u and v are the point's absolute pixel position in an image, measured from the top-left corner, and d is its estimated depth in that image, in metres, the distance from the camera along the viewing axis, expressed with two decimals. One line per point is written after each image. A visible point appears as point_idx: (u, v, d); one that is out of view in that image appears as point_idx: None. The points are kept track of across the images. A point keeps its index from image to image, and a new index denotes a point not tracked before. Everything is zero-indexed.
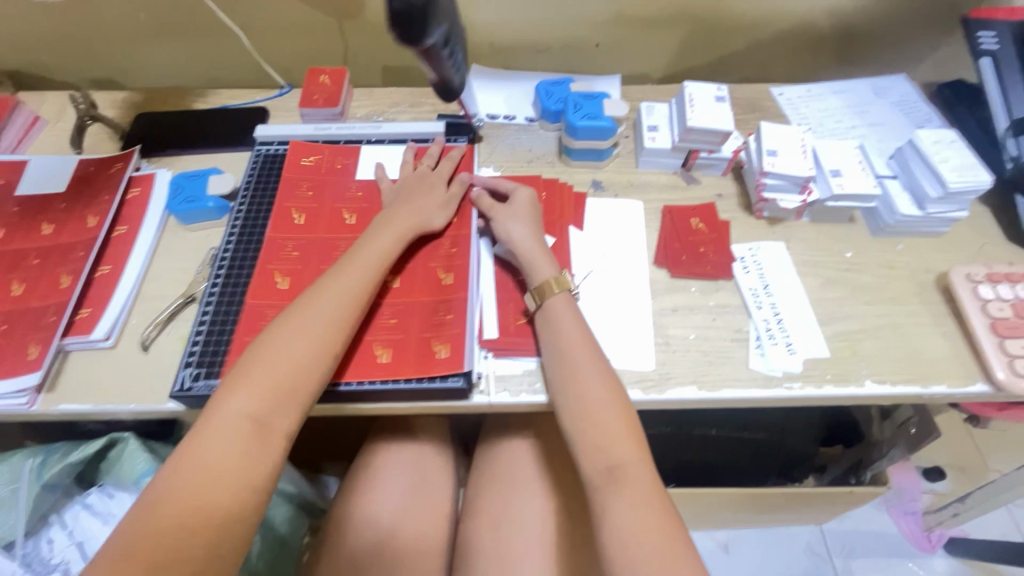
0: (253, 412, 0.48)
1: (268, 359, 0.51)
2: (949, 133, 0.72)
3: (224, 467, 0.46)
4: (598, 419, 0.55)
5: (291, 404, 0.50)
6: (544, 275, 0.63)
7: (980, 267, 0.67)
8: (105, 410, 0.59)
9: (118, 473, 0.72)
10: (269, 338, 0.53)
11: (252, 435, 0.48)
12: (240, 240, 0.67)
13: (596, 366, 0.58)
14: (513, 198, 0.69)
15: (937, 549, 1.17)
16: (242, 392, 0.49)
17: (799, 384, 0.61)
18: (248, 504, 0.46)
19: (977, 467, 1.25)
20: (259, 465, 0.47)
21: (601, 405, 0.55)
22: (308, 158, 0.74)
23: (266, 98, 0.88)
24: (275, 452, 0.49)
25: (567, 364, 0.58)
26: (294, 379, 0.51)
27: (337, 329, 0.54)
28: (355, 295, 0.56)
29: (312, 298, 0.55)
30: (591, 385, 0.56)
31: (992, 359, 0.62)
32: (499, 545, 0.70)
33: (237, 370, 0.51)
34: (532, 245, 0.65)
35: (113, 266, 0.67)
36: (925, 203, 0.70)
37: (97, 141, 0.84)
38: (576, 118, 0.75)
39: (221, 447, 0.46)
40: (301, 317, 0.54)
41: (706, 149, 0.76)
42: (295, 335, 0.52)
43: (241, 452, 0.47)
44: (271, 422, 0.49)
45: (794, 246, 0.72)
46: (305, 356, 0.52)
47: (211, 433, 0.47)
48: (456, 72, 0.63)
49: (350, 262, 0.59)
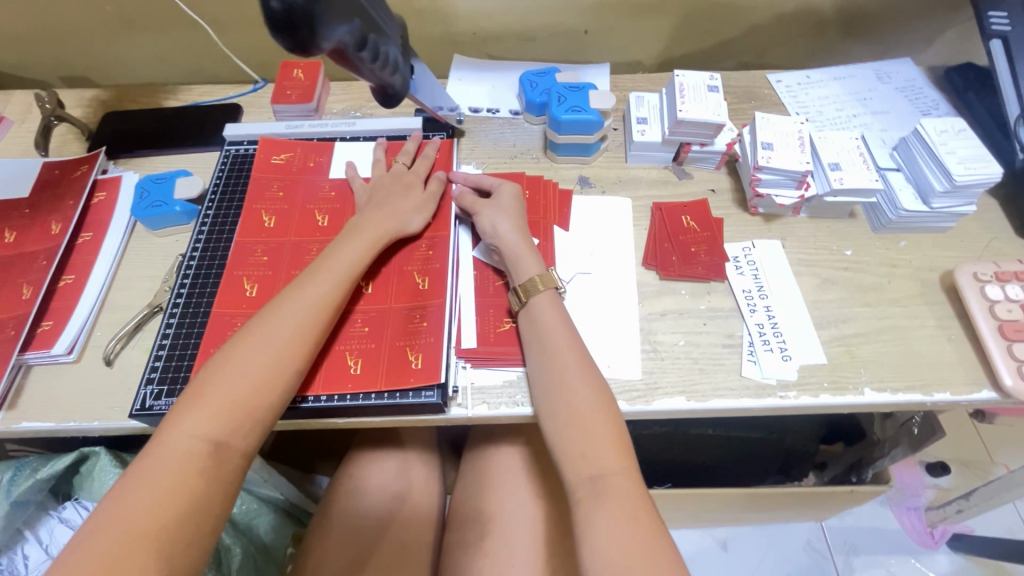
0: (208, 432, 0.45)
1: (225, 375, 0.48)
2: (956, 121, 0.67)
3: (176, 491, 0.43)
4: (584, 427, 0.52)
5: (250, 422, 0.47)
6: (530, 273, 0.60)
7: (988, 265, 0.63)
8: (68, 428, 0.56)
9: (93, 487, 0.71)
10: (227, 352, 0.50)
11: (207, 456, 0.45)
12: (207, 245, 0.64)
13: (584, 370, 0.54)
14: (498, 193, 0.66)
15: (940, 546, 1.15)
16: (200, 407, 0.46)
17: (794, 392, 0.58)
18: (203, 530, 0.43)
19: (982, 461, 1.22)
20: (216, 485, 0.44)
21: (586, 411, 0.52)
22: (278, 156, 0.71)
23: (239, 94, 0.84)
24: (232, 474, 0.46)
25: (553, 368, 0.55)
26: (253, 396, 0.48)
27: (301, 341, 0.51)
28: (322, 305, 0.54)
29: (274, 309, 0.52)
30: (579, 391, 0.53)
31: (1000, 364, 0.58)
32: (486, 558, 0.66)
33: (192, 388, 0.48)
34: (517, 240, 0.61)
35: (77, 275, 0.65)
36: (930, 197, 0.66)
37: (63, 142, 0.81)
38: (559, 111, 0.71)
39: (173, 470, 0.43)
40: (262, 330, 0.51)
41: (698, 143, 0.72)
42: (256, 349, 0.50)
43: (196, 471, 0.44)
44: (228, 442, 0.46)
45: (791, 244, 0.69)
46: (266, 371, 0.49)
47: (163, 455, 0.44)
48: (390, 74, 0.59)
49: (316, 270, 0.56)
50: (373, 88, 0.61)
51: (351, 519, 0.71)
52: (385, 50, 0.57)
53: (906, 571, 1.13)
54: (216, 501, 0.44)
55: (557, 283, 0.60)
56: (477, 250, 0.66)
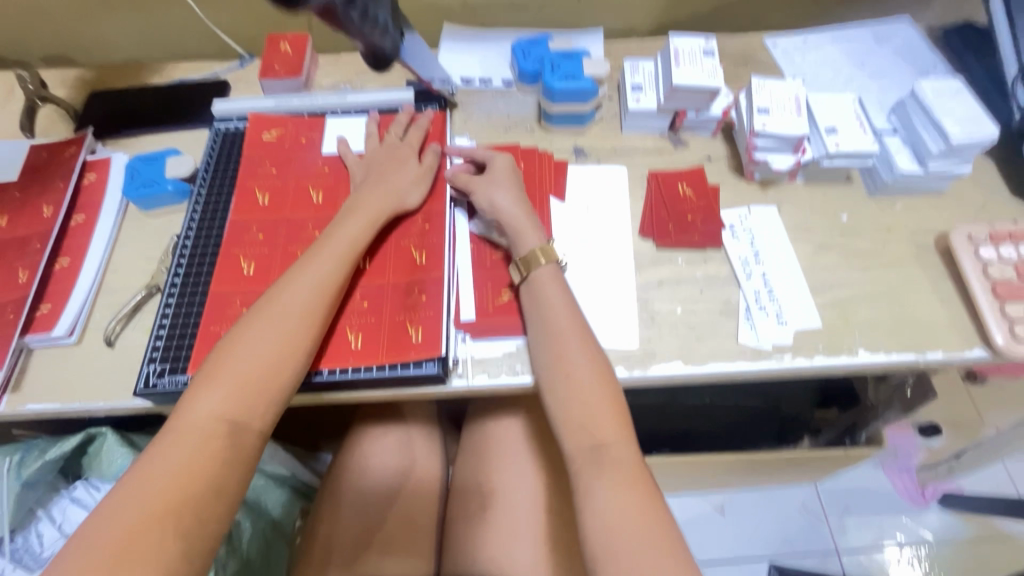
0: (224, 413, 0.46)
1: (236, 356, 0.48)
2: (953, 82, 0.67)
3: (193, 472, 0.43)
4: (584, 405, 0.52)
5: (264, 402, 0.48)
6: (530, 246, 0.60)
7: (982, 226, 0.64)
8: (74, 409, 0.56)
9: (101, 466, 0.73)
10: (237, 334, 0.50)
11: (224, 436, 0.46)
12: (201, 225, 0.64)
13: (587, 348, 0.55)
14: (491, 165, 0.65)
15: (930, 503, 1.18)
16: (216, 388, 0.47)
17: (790, 356, 0.59)
18: (221, 507, 0.44)
19: (973, 422, 1.24)
20: (235, 466, 0.45)
21: (586, 385, 0.53)
22: (270, 132, 0.70)
23: (225, 70, 0.82)
24: (250, 454, 0.47)
25: (555, 345, 0.55)
26: (264, 376, 0.48)
27: (309, 322, 0.51)
28: (326, 284, 0.54)
29: (280, 290, 0.52)
30: (582, 370, 0.53)
31: (991, 323, 0.59)
32: (491, 525, 0.69)
33: (204, 369, 0.48)
34: (516, 211, 0.61)
35: (72, 257, 0.64)
36: (926, 159, 0.66)
37: (48, 124, 0.79)
38: (553, 80, 0.70)
39: (193, 450, 0.44)
40: (270, 311, 0.51)
41: (694, 110, 0.71)
42: (267, 328, 0.50)
43: (214, 452, 0.45)
44: (244, 422, 0.47)
45: (787, 210, 0.69)
46: (276, 351, 0.49)
47: (179, 436, 0.45)
48: (380, 35, 0.58)
49: (320, 248, 0.56)
50: (364, 51, 0.59)
51: (358, 494, 0.72)
52: (373, 10, 0.56)
53: (897, 528, 1.17)
54: (234, 481, 0.45)
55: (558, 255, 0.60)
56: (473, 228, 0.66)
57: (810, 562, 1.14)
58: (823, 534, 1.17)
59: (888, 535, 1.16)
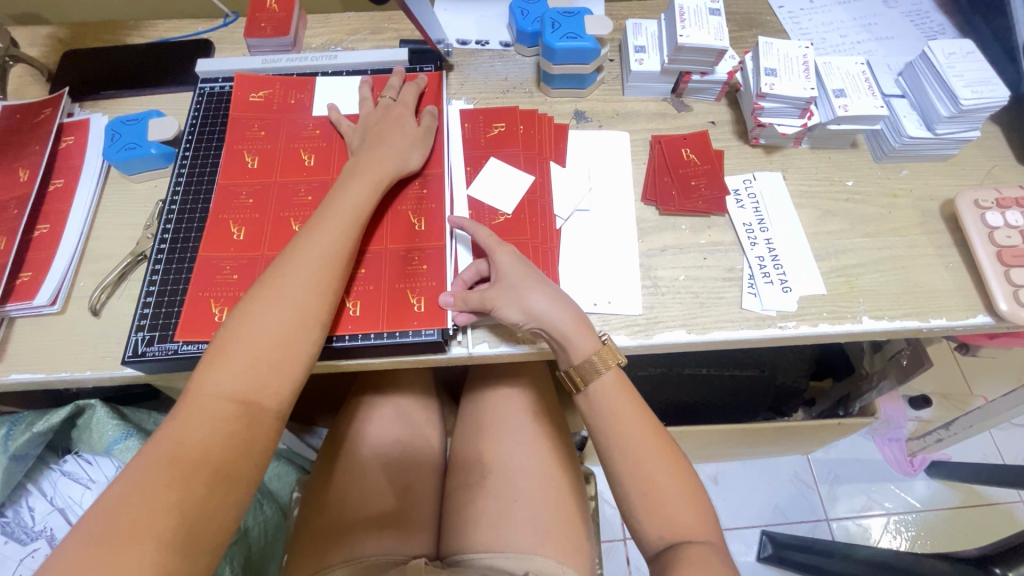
0: (236, 392, 0.43)
1: (247, 331, 0.45)
2: (964, 43, 0.65)
3: (207, 454, 0.40)
4: (668, 507, 0.50)
5: (278, 379, 0.45)
6: (587, 352, 0.54)
7: (989, 192, 0.63)
8: (61, 378, 0.55)
9: (92, 439, 0.72)
10: (245, 307, 0.47)
11: (238, 417, 0.43)
12: (187, 189, 0.61)
13: (662, 449, 0.52)
14: (498, 271, 0.55)
15: (918, 473, 1.21)
16: (226, 364, 0.44)
17: (793, 323, 0.58)
18: (234, 492, 0.41)
19: (962, 393, 1.26)
20: (249, 445, 0.42)
21: (662, 480, 0.51)
22: (257, 92, 0.66)
23: (208, 29, 0.78)
24: (262, 434, 0.44)
25: (631, 451, 0.52)
26: (278, 350, 0.45)
27: (321, 294, 0.48)
28: (334, 253, 0.51)
29: (286, 259, 0.49)
30: (661, 477, 0.51)
31: (995, 289, 0.58)
32: (491, 496, 0.68)
33: (213, 345, 0.45)
34: (563, 307, 0.54)
35: (52, 224, 0.62)
36: (935, 123, 0.65)
37: (21, 84, 0.75)
38: (553, 38, 0.67)
39: (207, 431, 0.41)
40: (278, 283, 0.48)
41: (699, 72, 0.69)
42: (277, 300, 0.47)
43: (229, 433, 0.42)
44: (258, 400, 0.44)
45: (791, 175, 0.67)
46: (288, 325, 0.46)
47: (190, 415, 0.41)
48: None
49: (325, 213, 0.53)
50: None
51: (357, 467, 0.71)
52: None
53: (884, 496, 1.19)
54: (248, 462, 0.42)
55: (602, 344, 0.55)
56: (476, 206, 0.62)
57: (801, 529, 1.17)
58: (814, 503, 1.19)
59: (876, 503, 1.19)
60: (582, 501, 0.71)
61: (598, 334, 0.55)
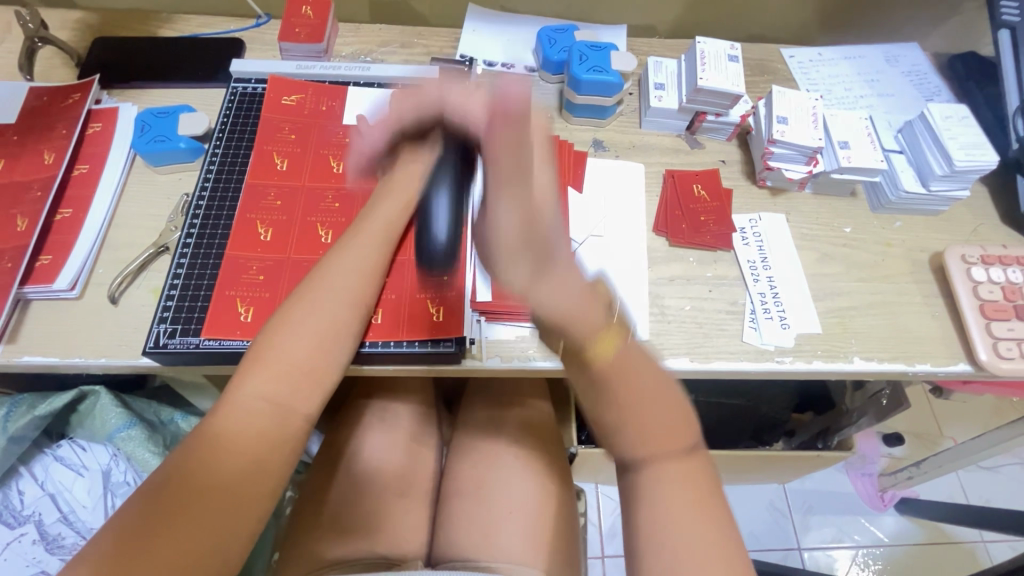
0: (269, 393, 0.45)
1: (286, 338, 0.48)
2: (960, 108, 0.70)
3: (242, 450, 0.43)
4: (652, 441, 0.44)
5: (310, 383, 0.48)
6: (585, 327, 0.41)
7: (975, 248, 0.67)
8: (73, 363, 0.55)
9: (91, 426, 0.72)
10: (282, 315, 0.49)
11: (272, 417, 0.45)
12: (215, 186, 0.62)
13: (651, 392, 0.44)
14: (536, 211, 0.42)
15: (888, 508, 1.25)
16: (262, 369, 0.46)
17: (790, 358, 0.61)
18: (262, 488, 0.43)
19: (933, 434, 1.32)
20: (279, 445, 0.45)
21: (653, 428, 0.44)
22: (290, 97, 0.68)
23: (241, 28, 0.79)
24: (293, 438, 0.46)
25: (623, 396, 0.43)
26: (313, 358, 0.48)
27: (355, 307, 0.51)
28: (367, 268, 0.53)
29: (323, 272, 0.52)
30: (653, 406, 0.44)
31: (977, 340, 0.62)
32: (488, 504, 0.69)
33: (251, 350, 0.47)
34: (567, 297, 0.40)
35: (74, 209, 0.62)
36: (929, 180, 0.69)
37: (49, 66, 0.75)
38: (580, 71, 0.70)
39: (242, 430, 0.43)
40: (315, 294, 0.50)
41: (714, 113, 0.72)
42: (312, 312, 0.49)
43: (264, 432, 0.44)
44: (291, 403, 0.46)
45: (794, 219, 0.71)
46: (323, 334, 0.49)
47: (224, 414, 0.44)
48: None
49: (358, 229, 0.55)
50: None
51: (360, 467, 0.72)
52: None
53: (854, 529, 1.23)
54: (276, 458, 0.44)
55: (608, 322, 0.42)
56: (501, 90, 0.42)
57: (774, 557, 1.20)
58: (788, 531, 1.22)
59: (846, 536, 1.22)
60: (571, 516, 0.73)
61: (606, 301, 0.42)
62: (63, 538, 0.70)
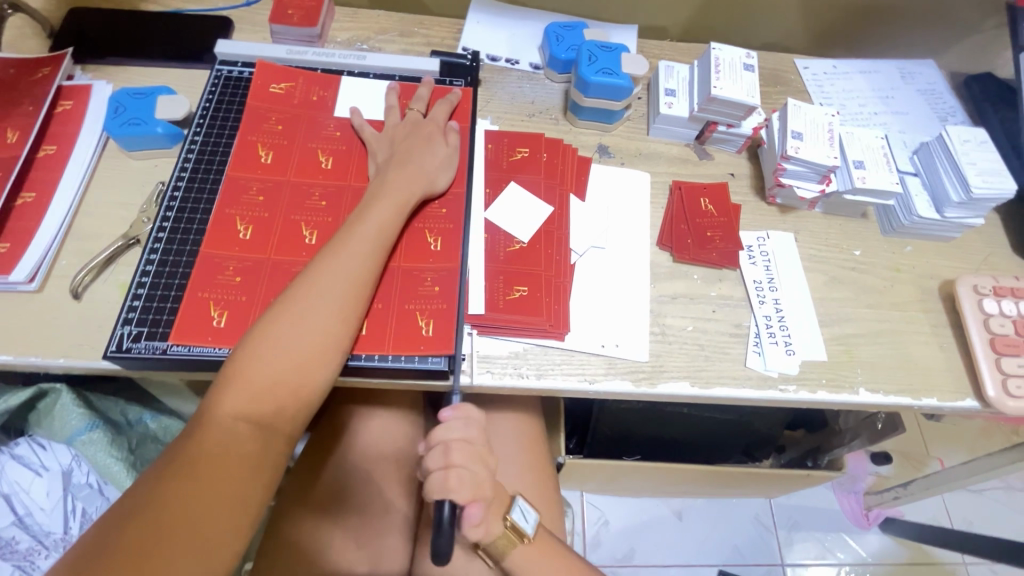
0: (252, 414, 0.43)
1: (268, 353, 0.45)
2: (980, 132, 0.67)
3: (220, 473, 0.40)
4: None
5: (294, 404, 0.45)
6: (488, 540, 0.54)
7: (988, 279, 0.65)
8: (29, 363, 0.51)
9: (52, 425, 0.67)
10: (264, 327, 0.46)
11: (251, 439, 0.43)
12: (194, 177, 0.58)
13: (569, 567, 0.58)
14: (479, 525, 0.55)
15: (872, 527, 1.24)
16: (241, 388, 0.43)
17: (794, 386, 0.59)
18: (242, 516, 0.40)
19: (920, 454, 1.31)
20: (258, 469, 0.42)
21: None
22: (278, 84, 0.64)
23: (230, 6, 0.74)
24: (274, 459, 0.44)
25: None
26: (297, 377, 0.45)
27: (342, 320, 0.48)
28: (356, 278, 0.50)
29: (306, 281, 0.48)
30: None
31: (986, 376, 0.60)
32: None
33: (230, 365, 0.44)
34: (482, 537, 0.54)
35: (38, 194, 0.58)
36: (944, 206, 0.67)
37: (19, 36, 0.70)
38: (588, 71, 0.66)
39: (220, 452, 0.41)
40: (301, 305, 0.47)
41: (725, 123, 0.69)
42: (296, 327, 0.46)
43: (243, 454, 0.42)
44: (271, 424, 0.44)
45: (803, 238, 0.68)
46: (309, 351, 0.46)
47: (205, 438, 0.41)
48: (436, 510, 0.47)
49: (347, 235, 0.51)
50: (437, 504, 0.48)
51: (342, 476, 0.68)
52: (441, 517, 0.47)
53: (838, 547, 1.22)
54: (255, 483, 0.42)
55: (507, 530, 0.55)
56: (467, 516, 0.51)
57: (757, 573, 1.18)
58: (771, 546, 1.21)
59: (830, 553, 1.21)
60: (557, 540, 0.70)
61: (504, 515, 0.55)
62: (17, 543, 0.66)
